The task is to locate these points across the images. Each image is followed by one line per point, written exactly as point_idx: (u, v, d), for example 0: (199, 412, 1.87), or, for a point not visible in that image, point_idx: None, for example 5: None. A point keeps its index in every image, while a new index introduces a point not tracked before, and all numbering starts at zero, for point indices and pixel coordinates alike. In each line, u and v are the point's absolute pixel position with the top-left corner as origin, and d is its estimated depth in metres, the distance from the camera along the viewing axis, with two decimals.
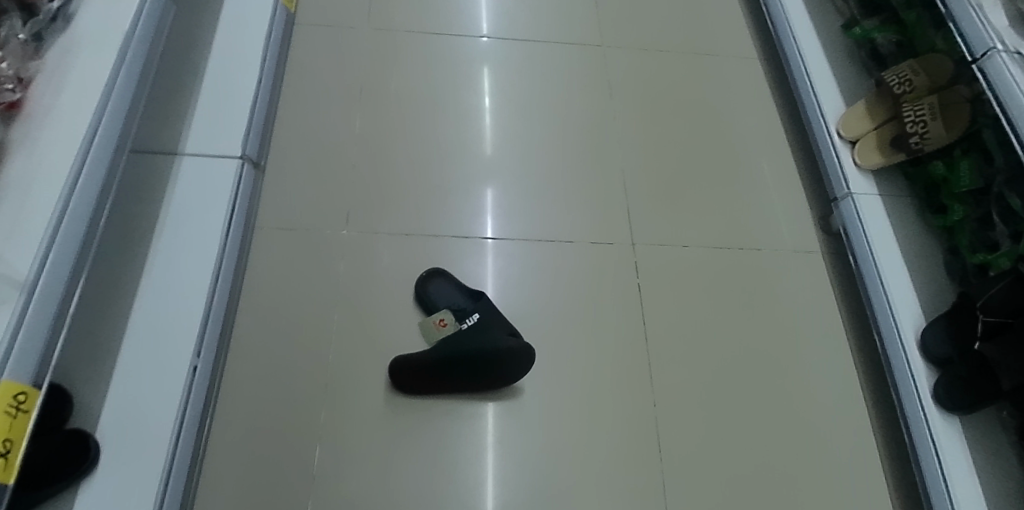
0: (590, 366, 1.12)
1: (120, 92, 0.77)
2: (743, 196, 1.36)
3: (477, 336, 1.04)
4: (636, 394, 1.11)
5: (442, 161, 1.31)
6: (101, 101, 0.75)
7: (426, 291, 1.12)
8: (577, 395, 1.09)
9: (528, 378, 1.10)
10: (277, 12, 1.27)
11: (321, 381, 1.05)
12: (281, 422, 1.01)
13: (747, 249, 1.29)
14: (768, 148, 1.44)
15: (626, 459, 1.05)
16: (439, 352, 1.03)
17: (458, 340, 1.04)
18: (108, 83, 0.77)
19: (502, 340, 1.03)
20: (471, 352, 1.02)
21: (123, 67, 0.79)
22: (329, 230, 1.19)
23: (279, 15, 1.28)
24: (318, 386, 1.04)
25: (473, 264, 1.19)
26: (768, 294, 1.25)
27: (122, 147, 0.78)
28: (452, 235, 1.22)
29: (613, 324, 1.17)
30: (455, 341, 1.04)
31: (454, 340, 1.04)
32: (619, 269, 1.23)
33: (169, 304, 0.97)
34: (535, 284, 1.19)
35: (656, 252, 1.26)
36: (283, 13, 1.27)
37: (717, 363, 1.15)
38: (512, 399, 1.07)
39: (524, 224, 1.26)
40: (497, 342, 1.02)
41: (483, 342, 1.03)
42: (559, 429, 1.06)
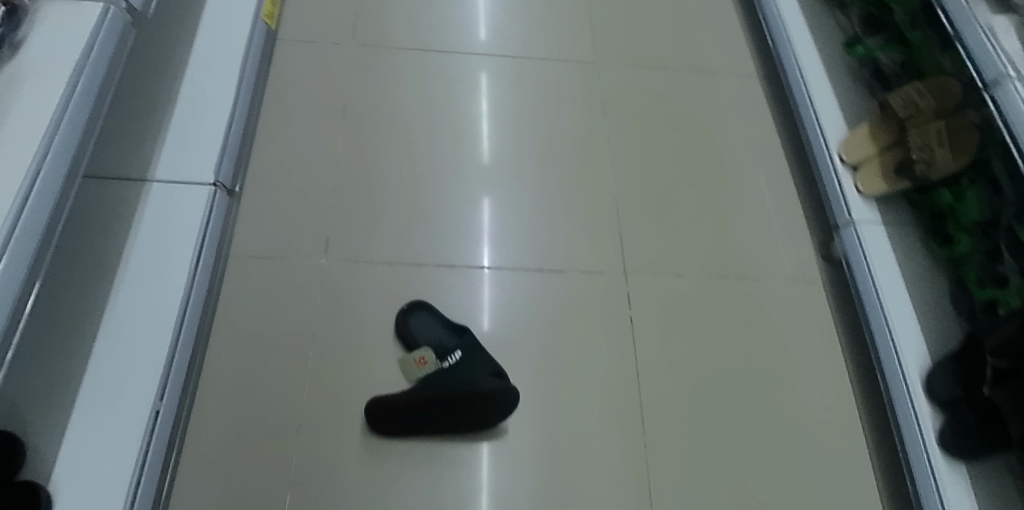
0: (578, 403, 1.07)
1: (71, 122, 0.72)
2: (739, 221, 1.31)
3: (456, 379, 0.98)
4: (626, 433, 1.05)
5: (427, 183, 1.26)
6: (49, 131, 0.70)
7: (407, 326, 1.07)
8: (564, 435, 1.03)
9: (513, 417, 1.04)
10: (253, 35, 1.23)
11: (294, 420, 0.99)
12: (250, 464, 0.95)
13: (745, 278, 1.24)
14: (766, 171, 1.39)
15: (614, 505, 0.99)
16: (419, 394, 0.98)
17: (438, 383, 0.98)
18: (57, 112, 0.72)
19: (483, 384, 0.97)
20: (451, 394, 0.97)
21: (75, 95, 0.74)
22: (306, 258, 1.14)
23: (256, 38, 1.23)
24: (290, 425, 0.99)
25: (457, 294, 1.14)
26: (766, 325, 1.19)
27: (75, 177, 0.72)
28: (437, 262, 1.17)
29: (603, 358, 1.12)
30: (436, 384, 0.98)
31: (435, 382, 0.99)
32: (610, 299, 1.18)
33: (132, 343, 0.92)
34: (522, 316, 1.14)
35: (649, 281, 1.21)
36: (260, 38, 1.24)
37: (711, 400, 1.10)
38: (496, 439, 1.02)
39: (512, 250, 1.21)
40: (478, 384, 0.97)
41: (464, 384, 0.97)
42: (545, 472, 1.00)
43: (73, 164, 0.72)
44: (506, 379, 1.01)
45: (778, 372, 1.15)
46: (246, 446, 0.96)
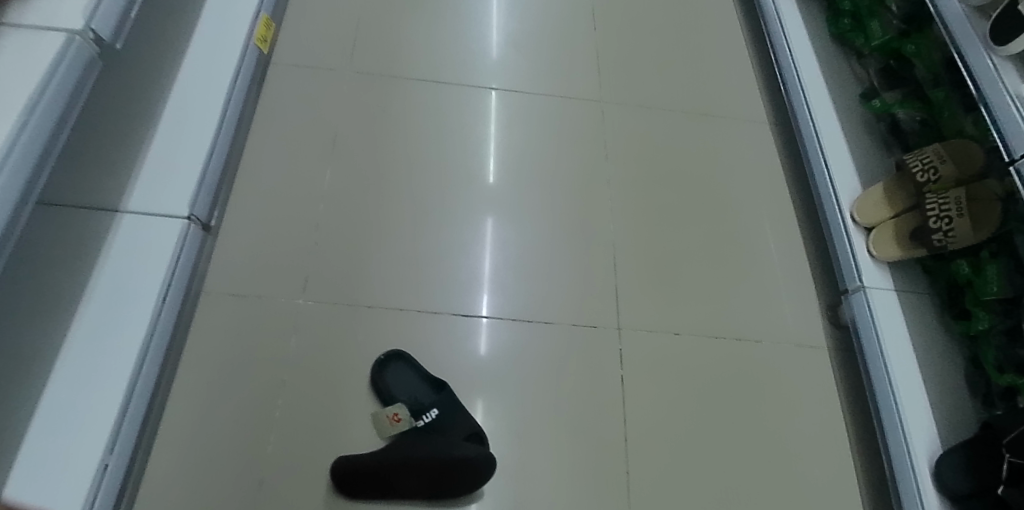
0: (561, 470, 0.99)
1: (26, 146, 0.65)
2: (742, 278, 1.25)
3: (430, 442, 0.93)
4: (611, 506, 0.98)
5: (417, 221, 1.20)
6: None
7: (382, 378, 1.01)
8: (544, 505, 0.96)
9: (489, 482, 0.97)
10: (241, 67, 1.20)
11: (255, 475, 0.93)
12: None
13: (746, 339, 1.17)
14: (772, 225, 1.33)
15: None
16: (388, 458, 0.92)
17: (410, 446, 0.93)
18: (10, 136, 0.64)
19: (457, 451, 0.91)
20: (423, 459, 0.91)
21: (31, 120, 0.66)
22: (284, 297, 1.08)
23: (244, 69, 1.21)
24: (251, 481, 0.92)
25: (439, 343, 1.07)
26: (767, 393, 1.12)
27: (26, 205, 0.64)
28: (421, 308, 1.11)
29: (592, 421, 1.04)
30: (407, 448, 0.92)
31: (406, 446, 0.93)
32: (602, 356, 1.11)
33: (86, 387, 0.85)
34: (507, 370, 1.07)
35: (645, 338, 1.14)
36: (249, 71, 1.21)
37: (704, 473, 1.02)
38: (470, 507, 0.94)
39: (501, 297, 1.14)
40: (451, 449, 0.91)
41: (436, 450, 0.91)
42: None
43: (26, 191, 0.64)
44: (482, 442, 0.96)
45: (777, 445, 1.07)
46: (202, 503, 0.90)
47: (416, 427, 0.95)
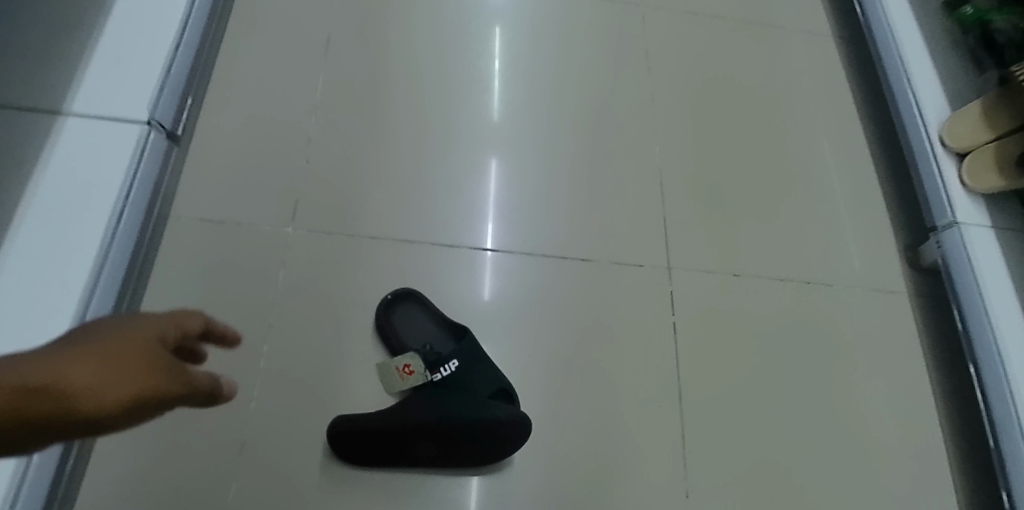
0: (605, 432, 0.83)
1: None
2: (805, 213, 1.07)
3: (447, 403, 0.75)
4: (664, 474, 0.82)
5: (428, 138, 1.01)
6: None
7: (391, 321, 0.83)
8: (585, 472, 0.81)
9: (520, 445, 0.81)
10: None
11: (236, 438, 0.76)
12: (174, 496, 0.72)
13: (813, 283, 1.01)
14: (840, 152, 1.15)
15: None
16: (399, 422, 0.74)
17: (425, 408, 0.75)
18: None
19: (480, 414, 0.73)
20: (440, 423, 0.73)
21: None
22: (269, 226, 0.89)
23: None
24: (232, 445, 0.75)
25: (457, 284, 0.89)
26: (838, 343, 0.96)
27: None
28: (433, 240, 0.92)
29: (639, 377, 0.88)
30: (419, 409, 0.75)
31: (419, 407, 0.75)
32: (650, 300, 0.93)
33: (21, 326, 0.68)
34: (541, 316, 0.89)
35: (698, 280, 0.96)
36: None
37: (769, 434, 0.88)
38: (497, 478, 0.78)
39: (529, 230, 0.95)
40: (471, 412, 0.74)
41: (456, 412, 0.74)
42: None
43: None
44: (512, 401, 0.79)
45: (850, 402, 0.92)
46: (171, 471, 0.73)
47: (433, 380, 0.78)
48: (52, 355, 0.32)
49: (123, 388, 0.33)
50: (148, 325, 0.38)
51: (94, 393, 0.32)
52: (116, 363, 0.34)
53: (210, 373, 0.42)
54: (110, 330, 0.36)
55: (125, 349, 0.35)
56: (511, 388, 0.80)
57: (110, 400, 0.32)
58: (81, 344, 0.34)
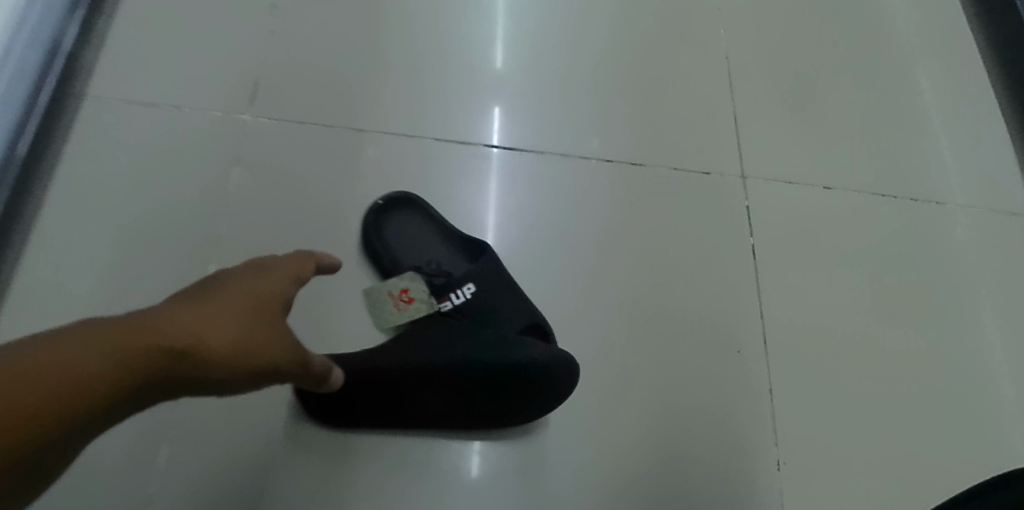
0: (671, 379, 0.64)
1: None
2: (905, 114, 0.85)
3: (453, 340, 0.54)
4: (748, 431, 0.63)
5: (429, 7, 0.78)
6: None
7: (385, 232, 0.62)
8: (647, 430, 0.61)
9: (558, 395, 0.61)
10: None
11: (183, 409, 0.55)
12: (87, 481, 0.52)
13: (920, 198, 0.79)
14: (941, 42, 0.92)
15: None
16: (386, 363, 0.53)
17: (422, 346, 0.53)
18: None
19: (495, 354, 0.52)
20: (440, 365, 0.52)
21: None
22: (221, 111, 0.67)
23: None
24: (178, 418, 0.55)
25: (473, 191, 0.68)
26: (956, 272, 0.76)
27: None
28: (440, 134, 0.70)
29: (711, 313, 0.67)
30: (414, 348, 0.53)
31: (414, 346, 0.54)
32: (723, 215, 0.73)
33: None
34: (583, 234, 0.68)
35: (782, 193, 0.75)
36: None
37: (877, 384, 0.68)
38: (524, 443, 0.59)
39: (566, 125, 0.73)
40: (484, 350, 0.52)
41: (463, 351, 0.53)
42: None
43: None
44: (549, 339, 0.57)
45: (980, 343, 0.72)
46: (104, 452, 0.53)
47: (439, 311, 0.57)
48: (235, 304, 0.36)
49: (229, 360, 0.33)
50: (266, 291, 0.39)
51: (223, 357, 0.33)
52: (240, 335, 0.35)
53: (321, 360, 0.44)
54: (286, 278, 0.42)
55: (247, 316, 0.36)
56: (546, 325, 0.59)
57: (236, 365, 0.34)
58: (246, 297, 0.38)
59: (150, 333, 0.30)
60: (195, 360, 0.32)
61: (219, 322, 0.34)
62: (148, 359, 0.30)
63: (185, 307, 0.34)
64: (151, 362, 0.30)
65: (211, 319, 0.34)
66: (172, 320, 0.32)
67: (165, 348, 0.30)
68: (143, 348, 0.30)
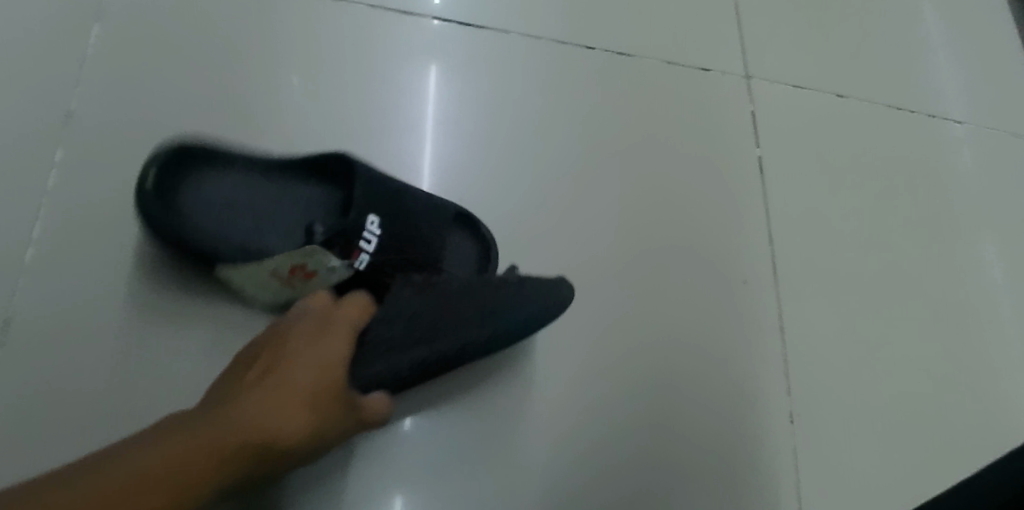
0: (664, 301, 0.53)
1: None
2: (912, 22, 0.76)
3: (455, 312, 0.40)
4: (752, 363, 0.54)
5: None
6: None
7: (188, 213, 0.41)
8: (638, 361, 0.51)
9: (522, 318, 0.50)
10: None
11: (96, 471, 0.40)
12: None
13: (930, 113, 0.71)
14: None
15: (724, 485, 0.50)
16: (372, 375, 0.37)
17: (421, 337, 0.39)
18: None
19: (513, 317, 0.41)
20: (457, 352, 0.39)
21: None
22: None
23: None
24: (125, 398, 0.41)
25: (415, 71, 0.55)
26: (966, 194, 0.68)
27: None
28: (379, 5, 0.56)
29: (709, 230, 0.57)
30: (410, 343, 0.38)
31: (408, 339, 0.38)
32: (726, 119, 0.62)
33: None
34: (553, 134, 0.57)
35: (788, 97, 0.65)
36: None
37: (889, 312, 0.59)
38: (479, 383, 0.48)
39: (537, 5, 0.61)
40: (499, 315, 0.40)
41: (479, 317, 0.40)
42: (583, 466, 0.47)
43: None
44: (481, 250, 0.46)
45: (990, 271, 0.64)
46: None
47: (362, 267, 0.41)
48: (316, 368, 0.35)
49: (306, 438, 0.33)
50: (332, 346, 0.36)
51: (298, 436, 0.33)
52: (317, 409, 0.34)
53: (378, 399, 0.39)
54: (353, 319, 0.38)
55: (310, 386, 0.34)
56: (482, 228, 0.47)
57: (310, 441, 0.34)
58: (315, 355, 0.36)
59: (231, 438, 0.31)
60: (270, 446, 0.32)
61: (276, 408, 0.32)
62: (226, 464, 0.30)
63: (263, 386, 0.33)
64: (231, 466, 0.30)
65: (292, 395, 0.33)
66: (249, 413, 0.32)
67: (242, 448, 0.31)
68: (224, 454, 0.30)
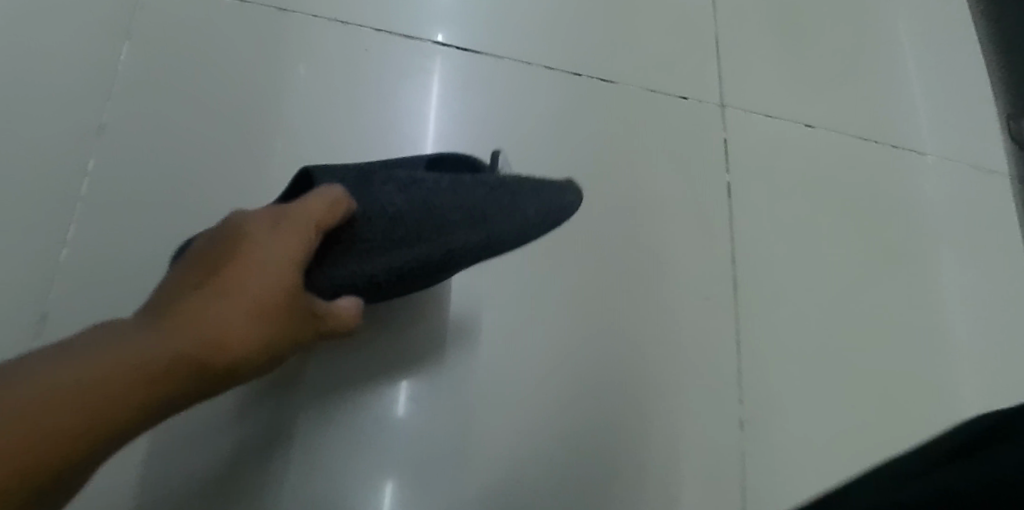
0: (630, 311, 0.59)
1: None
2: (887, 57, 0.80)
3: (443, 212, 0.43)
4: (710, 372, 0.59)
5: None
6: None
7: None
8: (603, 367, 0.56)
9: (499, 325, 0.55)
10: None
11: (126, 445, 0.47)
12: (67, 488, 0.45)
13: (897, 144, 0.75)
14: None
15: (679, 483, 0.55)
16: (354, 270, 0.42)
17: (405, 239, 0.43)
18: None
19: (507, 221, 0.43)
20: (443, 254, 0.42)
21: None
22: None
23: None
24: None
25: (412, 91, 0.60)
26: (926, 222, 0.72)
27: None
28: (382, 29, 0.61)
29: (677, 247, 0.62)
30: (394, 244, 0.43)
31: (392, 239, 0.43)
32: (700, 146, 0.66)
33: None
34: (541, 156, 0.61)
35: (761, 125, 0.70)
36: None
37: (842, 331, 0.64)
38: (456, 382, 0.53)
39: (523, 30, 0.65)
40: (490, 220, 0.43)
41: (468, 224, 0.43)
42: (535, 475, 0.52)
43: None
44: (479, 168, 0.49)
45: (943, 296, 0.69)
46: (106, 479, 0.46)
47: (347, 181, 0.45)
48: (261, 277, 0.34)
49: (256, 343, 0.33)
50: (291, 243, 0.36)
51: (247, 344, 0.32)
52: (264, 317, 0.33)
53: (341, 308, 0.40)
54: (316, 215, 0.38)
55: (266, 290, 0.34)
56: (469, 156, 0.49)
57: (258, 348, 0.33)
58: (260, 262, 0.35)
59: (170, 348, 0.29)
60: (217, 354, 0.31)
61: (231, 316, 0.32)
62: (169, 373, 0.29)
63: (203, 296, 0.32)
64: (173, 375, 0.29)
65: (234, 302, 0.32)
66: (189, 323, 0.31)
67: (184, 357, 0.29)
68: (163, 363, 0.29)
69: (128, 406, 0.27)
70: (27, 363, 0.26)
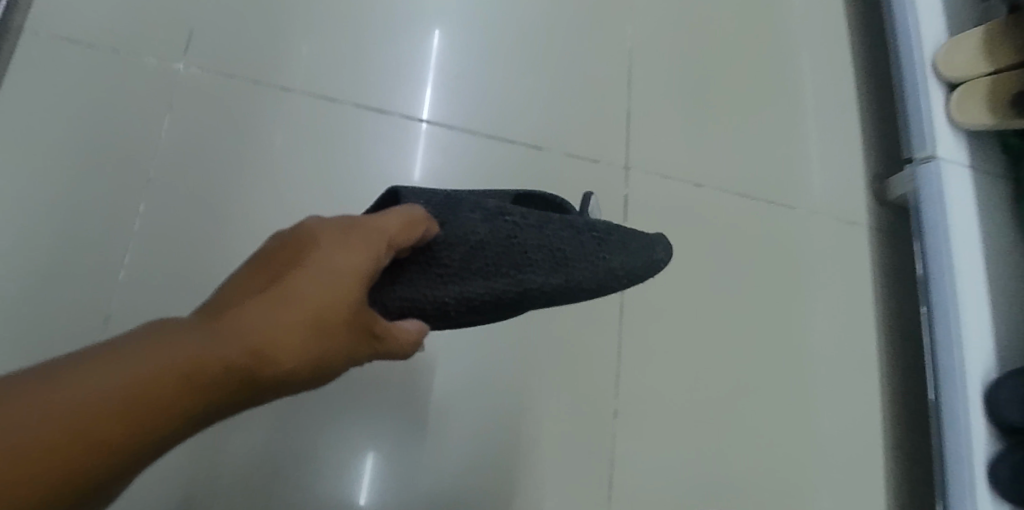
0: (536, 329, 0.77)
1: None
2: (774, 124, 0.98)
3: (525, 249, 0.44)
4: (596, 377, 0.78)
5: None
6: None
7: None
8: (513, 370, 0.75)
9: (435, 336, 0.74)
10: None
11: None
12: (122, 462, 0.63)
13: (773, 199, 0.93)
14: (820, 61, 1.04)
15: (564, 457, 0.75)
16: (425, 294, 0.43)
17: (480, 271, 0.44)
18: None
19: (591, 270, 0.44)
20: (517, 291, 0.43)
21: None
22: (155, 62, 0.73)
23: None
24: None
25: (379, 152, 0.78)
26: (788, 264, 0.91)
27: None
28: (357, 103, 0.79)
29: None
30: (468, 272, 0.44)
31: (468, 268, 0.44)
32: (605, 200, 0.85)
33: None
34: None
35: (658, 184, 0.88)
36: None
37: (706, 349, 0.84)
38: (400, 377, 0.72)
39: (468, 102, 0.83)
40: (573, 266, 0.44)
41: (550, 266, 0.44)
42: (457, 445, 0.72)
43: None
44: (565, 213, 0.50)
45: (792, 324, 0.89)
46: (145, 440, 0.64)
47: (434, 203, 0.47)
48: (316, 290, 0.35)
49: (304, 359, 0.34)
50: (359, 254, 0.37)
51: (292, 359, 0.33)
52: (316, 333, 0.34)
53: (401, 333, 0.41)
54: (386, 232, 0.39)
55: (319, 305, 0.35)
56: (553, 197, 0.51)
57: (305, 362, 0.34)
58: (320, 273, 0.35)
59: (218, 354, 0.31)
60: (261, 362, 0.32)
61: (280, 325, 0.33)
62: (210, 379, 0.30)
63: (264, 302, 0.34)
64: (218, 381, 0.31)
65: (284, 317, 0.33)
66: (243, 329, 0.32)
67: (228, 366, 0.31)
68: (206, 368, 0.30)
69: (171, 406, 0.29)
70: (94, 350, 0.29)
